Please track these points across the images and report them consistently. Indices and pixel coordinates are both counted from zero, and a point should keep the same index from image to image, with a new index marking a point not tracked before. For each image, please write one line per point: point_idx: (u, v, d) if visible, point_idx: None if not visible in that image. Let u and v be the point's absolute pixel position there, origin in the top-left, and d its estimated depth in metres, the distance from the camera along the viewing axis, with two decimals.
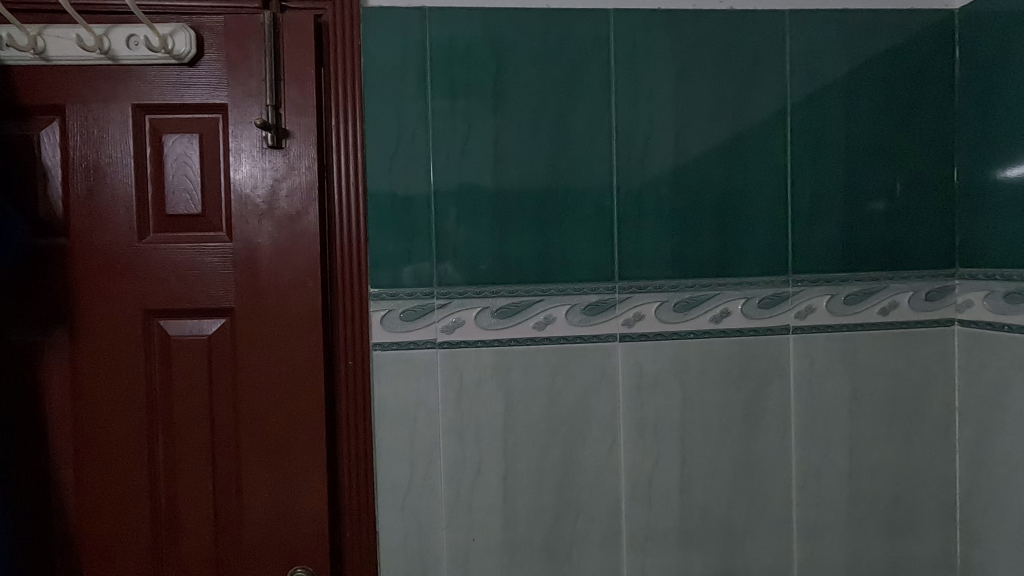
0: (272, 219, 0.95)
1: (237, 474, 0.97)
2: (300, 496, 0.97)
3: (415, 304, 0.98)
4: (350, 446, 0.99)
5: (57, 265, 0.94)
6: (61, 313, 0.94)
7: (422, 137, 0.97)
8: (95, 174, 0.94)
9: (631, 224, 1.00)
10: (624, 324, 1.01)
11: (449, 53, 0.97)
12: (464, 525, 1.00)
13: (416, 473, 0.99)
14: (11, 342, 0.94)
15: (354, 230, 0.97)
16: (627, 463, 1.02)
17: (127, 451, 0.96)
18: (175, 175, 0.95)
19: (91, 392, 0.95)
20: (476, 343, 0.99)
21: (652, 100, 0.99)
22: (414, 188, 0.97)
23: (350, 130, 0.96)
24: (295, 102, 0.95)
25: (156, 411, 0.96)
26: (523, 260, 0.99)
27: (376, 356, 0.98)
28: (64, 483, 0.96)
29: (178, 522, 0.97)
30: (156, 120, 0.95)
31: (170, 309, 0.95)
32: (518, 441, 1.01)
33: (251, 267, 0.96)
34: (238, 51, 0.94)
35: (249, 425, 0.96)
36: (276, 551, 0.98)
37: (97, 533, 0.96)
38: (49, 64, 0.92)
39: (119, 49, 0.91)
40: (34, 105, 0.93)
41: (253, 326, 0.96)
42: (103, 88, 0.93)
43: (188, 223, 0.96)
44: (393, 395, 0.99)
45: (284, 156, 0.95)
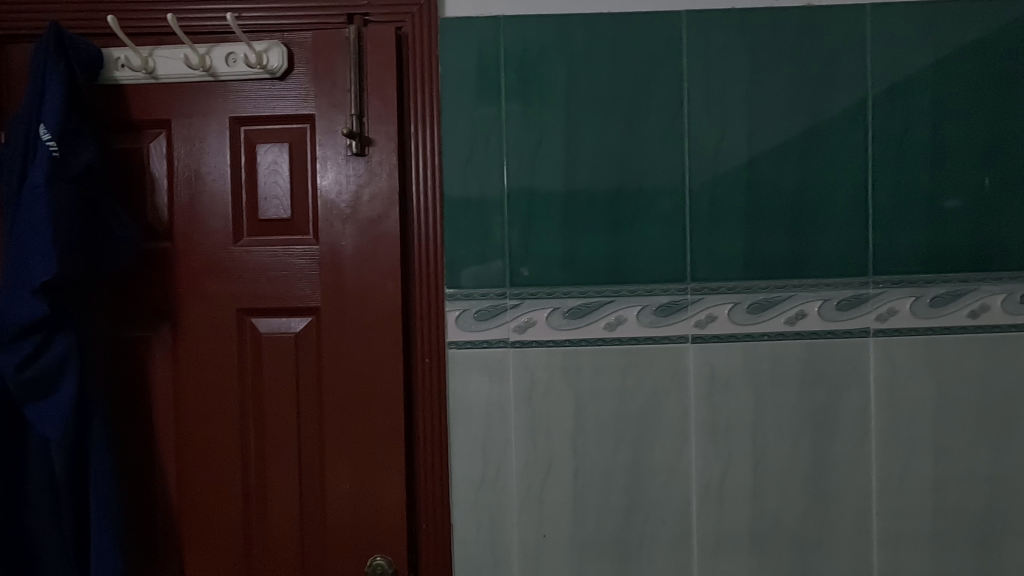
0: (355, 223, 1.00)
1: (322, 465, 1.03)
2: (380, 488, 1.02)
3: (488, 304, 1.01)
4: (426, 441, 1.02)
5: (162, 267, 1.02)
6: (166, 311, 1.02)
7: (497, 143, 1.00)
8: (195, 182, 1.01)
9: (703, 225, 1.00)
10: (696, 325, 1.01)
11: (522, 60, 0.99)
12: (534, 521, 1.03)
13: (489, 468, 1.02)
14: (122, 337, 1.03)
15: (431, 232, 1.01)
16: (698, 466, 1.02)
17: (221, 441, 1.03)
18: (266, 183, 1.02)
19: (190, 385, 1.02)
20: (548, 343, 1.01)
21: (725, 101, 0.99)
22: (488, 193, 1.00)
23: (428, 137, 1.00)
24: (377, 111, 1.00)
25: (248, 404, 1.03)
26: (595, 261, 1.01)
27: (451, 354, 1.02)
28: (167, 468, 1.04)
29: (266, 509, 1.03)
30: (250, 132, 1.02)
31: (262, 307, 1.02)
32: (588, 440, 1.02)
33: (335, 268, 1.01)
34: (324, 63, 0.99)
35: (333, 418, 1.02)
36: (357, 540, 1.02)
37: (194, 516, 1.03)
38: (158, 82, 1.00)
39: (219, 67, 0.99)
40: (143, 120, 1.01)
41: (336, 324, 1.01)
42: (204, 102, 1.00)
43: (279, 227, 1.02)
44: (467, 393, 1.02)
45: (367, 163, 1.00)
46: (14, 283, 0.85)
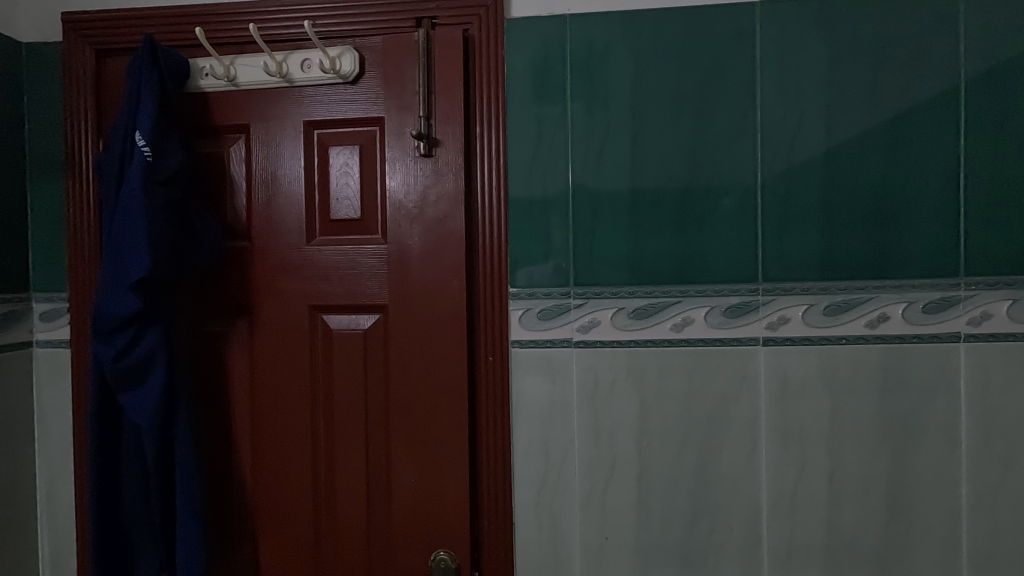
0: (421, 223, 1.02)
1: (388, 459, 1.05)
2: (444, 484, 1.03)
3: (552, 303, 1.01)
4: (489, 439, 1.03)
5: (240, 265, 1.07)
6: (244, 306, 1.07)
7: (562, 141, 1.00)
8: (272, 184, 1.06)
9: (777, 223, 0.96)
10: (768, 327, 0.97)
11: (588, 58, 0.99)
12: (597, 523, 1.02)
13: (551, 468, 1.02)
14: (203, 332, 1.08)
15: (496, 231, 1.01)
16: (768, 473, 0.98)
17: (293, 432, 1.07)
18: (338, 184, 1.05)
19: (265, 378, 1.07)
20: (613, 343, 1.00)
21: (800, 94, 0.95)
22: (553, 192, 1.00)
23: (493, 137, 1.01)
24: (444, 112, 1.01)
25: (318, 397, 1.07)
26: (661, 261, 0.99)
27: (515, 353, 1.02)
28: (243, 457, 1.09)
29: (335, 499, 1.07)
30: (323, 134, 1.05)
31: (333, 304, 1.05)
32: (653, 443, 1.00)
33: (402, 267, 1.03)
34: (394, 67, 1.02)
35: (398, 414, 1.04)
36: (421, 534, 1.04)
37: (268, 504, 1.08)
38: (238, 89, 1.05)
39: (295, 73, 1.02)
40: (225, 125, 1.06)
41: (403, 322, 1.03)
42: (280, 107, 1.05)
43: (349, 227, 1.05)
44: (530, 392, 1.02)
45: (433, 164, 1.02)
46: (113, 280, 0.91)
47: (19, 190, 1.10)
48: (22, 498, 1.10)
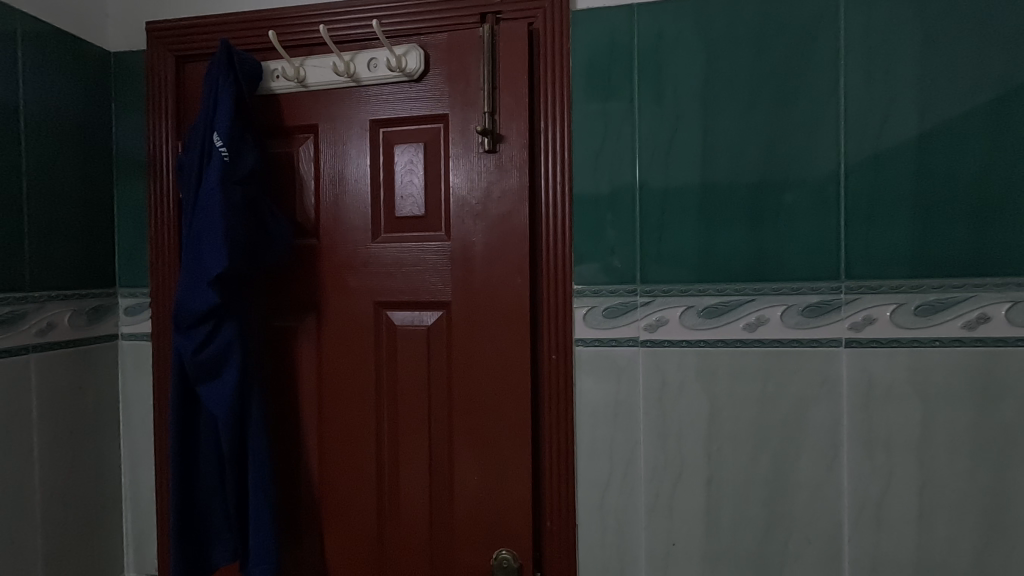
0: (485, 219, 1.02)
1: (451, 456, 1.05)
2: (507, 483, 1.02)
3: (617, 301, 0.99)
4: (552, 439, 1.01)
5: (308, 262, 1.09)
6: (312, 302, 1.10)
7: (629, 135, 0.97)
8: (339, 182, 1.08)
9: (862, 217, 0.90)
10: (851, 328, 0.91)
11: (657, 47, 0.95)
12: (664, 528, 0.98)
13: (616, 470, 0.99)
14: (273, 327, 1.12)
15: (560, 227, 1.00)
16: (851, 483, 0.92)
17: (359, 426, 1.09)
18: (402, 181, 1.06)
19: (331, 372, 1.09)
20: (681, 342, 0.96)
21: (890, 79, 0.89)
22: (619, 186, 0.98)
23: (558, 132, 0.99)
24: (508, 108, 1.00)
25: (382, 393, 1.08)
26: (734, 258, 0.94)
27: (579, 352, 1.00)
28: (310, 449, 1.11)
29: (399, 493, 1.08)
30: (388, 133, 1.06)
31: (397, 301, 1.06)
32: (724, 448, 0.96)
33: (466, 264, 1.03)
34: (459, 64, 1.02)
35: (461, 410, 1.04)
36: (483, 532, 1.04)
37: (333, 496, 1.10)
38: (308, 90, 1.07)
39: (362, 72, 1.03)
40: (295, 126, 1.09)
41: (466, 319, 1.03)
42: (347, 107, 1.06)
43: (413, 224, 1.06)
44: (594, 392, 1.00)
45: (497, 160, 1.01)
46: (193, 276, 0.95)
47: (107, 191, 1.16)
48: (109, 482, 1.17)
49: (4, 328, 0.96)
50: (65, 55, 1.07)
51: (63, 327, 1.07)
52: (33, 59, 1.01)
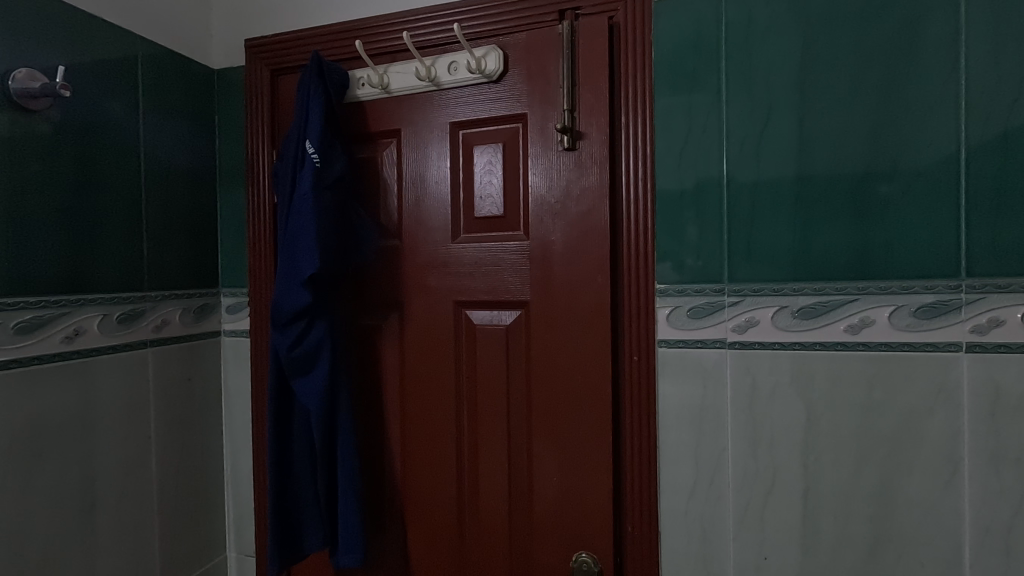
0: (564, 218, 1.01)
1: (530, 455, 1.05)
2: (586, 484, 1.01)
3: (703, 301, 0.94)
4: (633, 442, 0.99)
5: (391, 262, 1.13)
6: (395, 301, 1.13)
7: (717, 127, 0.93)
8: (420, 184, 1.10)
9: (986, 208, 0.81)
10: (972, 331, 0.82)
11: (747, 34, 0.91)
12: (756, 540, 0.93)
13: (701, 476, 0.95)
14: (359, 325, 1.16)
15: (642, 225, 0.97)
16: (972, 504, 0.83)
17: (440, 423, 1.11)
18: (481, 182, 1.07)
19: (413, 369, 1.12)
20: (773, 345, 0.91)
21: (1021, 53, 0.79)
22: (706, 181, 0.93)
23: (640, 127, 0.96)
24: (588, 104, 0.99)
25: (462, 390, 1.09)
26: (834, 254, 0.88)
27: (662, 353, 0.97)
28: (393, 444, 1.15)
29: (478, 490, 1.09)
30: (468, 135, 1.08)
31: (477, 300, 1.07)
32: (822, 458, 0.89)
33: (545, 263, 1.02)
34: (538, 62, 1.01)
35: (540, 410, 1.03)
36: (563, 534, 1.03)
37: (416, 491, 1.13)
38: (391, 96, 1.11)
39: (442, 76, 1.06)
40: (379, 132, 1.13)
41: (545, 318, 1.02)
42: (428, 111, 1.09)
43: (492, 224, 1.07)
44: (677, 395, 0.96)
45: (577, 157, 1.00)
46: (288, 277, 1.00)
47: (211, 198, 1.26)
48: (213, 468, 1.26)
49: (127, 324, 1.06)
50: (175, 74, 1.17)
51: (175, 323, 1.17)
52: (148, 80, 1.10)
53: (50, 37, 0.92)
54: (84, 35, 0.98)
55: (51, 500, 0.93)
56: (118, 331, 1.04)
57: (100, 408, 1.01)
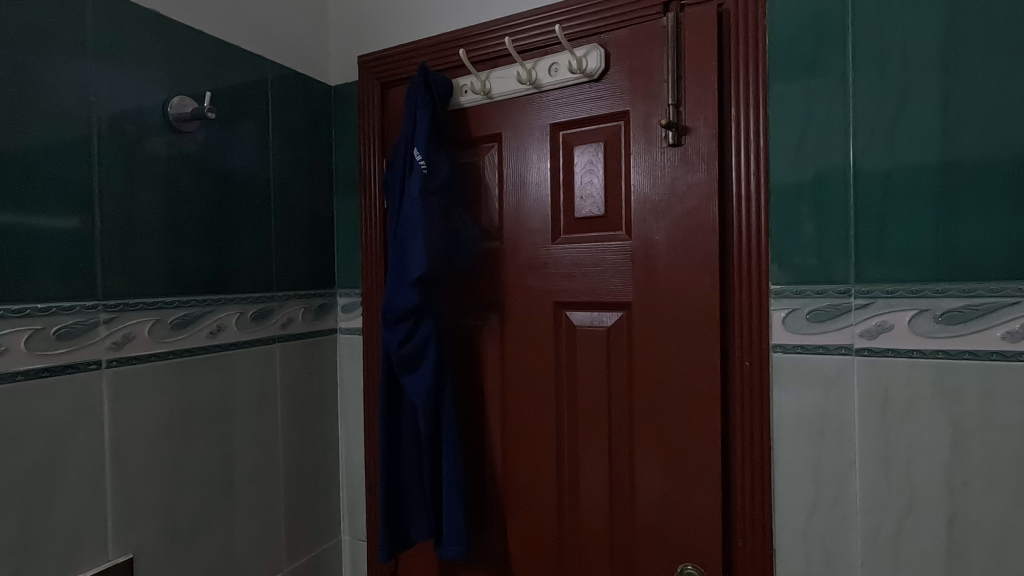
0: (668, 217, 0.97)
1: (632, 459, 1.03)
2: (692, 493, 0.97)
3: (825, 303, 0.87)
4: (745, 452, 0.93)
5: (492, 264, 1.15)
6: (496, 302, 1.15)
7: (841, 114, 0.85)
8: (520, 186, 1.12)
9: None
10: None
11: (879, 10, 0.83)
12: (888, 569, 0.84)
13: (823, 493, 0.88)
14: (462, 325, 1.20)
15: (755, 223, 0.91)
16: None
17: (540, 424, 1.11)
18: (581, 182, 1.06)
19: (514, 368, 1.14)
20: (910, 352, 0.82)
21: None
22: (830, 173, 0.86)
23: (753, 118, 0.91)
24: (695, 98, 0.95)
25: (562, 391, 1.09)
26: (987, 250, 0.77)
27: (777, 359, 0.90)
28: (494, 442, 1.17)
29: (579, 492, 1.08)
30: (568, 135, 1.08)
31: (577, 301, 1.07)
32: (972, 483, 0.79)
33: (648, 264, 0.99)
34: (640, 58, 0.99)
35: (643, 414, 1.01)
36: (666, 543, 0.99)
37: (517, 490, 1.14)
38: (492, 101, 1.14)
39: (543, 78, 1.06)
40: (481, 136, 1.16)
41: (649, 320, 1.00)
42: (528, 113, 1.10)
43: (593, 224, 1.06)
44: (795, 404, 0.89)
45: (683, 154, 0.96)
46: (398, 278, 1.05)
47: (329, 206, 1.36)
48: (330, 457, 1.36)
49: (259, 321, 1.17)
50: (298, 93, 1.27)
51: (298, 321, 1.27)
52: (276, 100, 1.21)
53: (197, 69, 1.05)
54: (224, 63, 1.10)
55: (198, 477, 1.05)
56: (252, 328, 1.15)
57: (237, 397, 1.12)
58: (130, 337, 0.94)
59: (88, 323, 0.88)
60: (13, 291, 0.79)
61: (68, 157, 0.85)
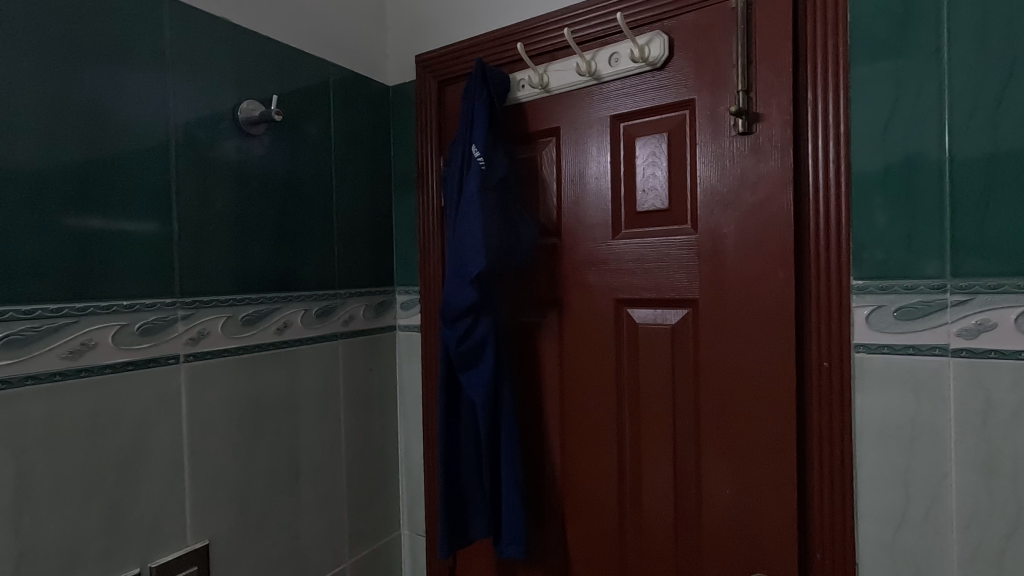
0: (738, 209, 0.93)
1: (698, 463, 0.98)
2: (765, 500, 0.92)
3: (916, 300, 0.80)
4: (824, 458, 0.87)
5: (550, 260, 1.14)
6: (555, 298, 1.13)
7: (935, 94, 0.78)
8: (579, 180, 1.09)
9: None
10: None
11: None
12: None
13: (914, 506, 0.81)
14: (520, 322, 1.19)
15: (834, 214, 0.85)
16: None
17: (601, 424, 1.09)
18: (643, 175, 1.02)
19: (573, 366, 1.11)
20: (1017, 354, 0.74)
21: None
22: (921, 158, 0.79)
23: (832, 101, 0.85)
24: (767, 82, 0.89)
25: (624, 390, 1.06)
26: None
27: (859, 360, 0.84)
28: (553, 440, 1.16)
29: (642, 495, 1.05)
30: (629, 127, 1.04)
31: (639, 298, 1.03)
32: None
33: (716, 258, 0.95)
34: (707, 43, 0.94)
35: (710, 416, 0.96)
36: (737, 551, 0.95)
37: (577, 490, 1.12)
38: (550, 94, 1.12)
39: (602, 69, 1.04)
40: (539, 131, 1.14)
41: (716, 318, 0.95)
42: (587, 106, 1.08)
43: (655, 218, 1.02)
44: (881, 409, 0.83)
45: (754, 142, 0.91)
46: (456, 275, 1.05)
47: (387, 205, 1.38)
48: (390, 452, 1.39)
49: (322, 318, 1.20)
50: (358, 94, 1.29)
51: (359, 318, 1.30)
52: (337, 102, 1.24)
53: (265, 74, 1.08)
54: (289, 67, 1.13)
55: (267, 468, 1.08)
56: (316, 325, 1.18)
57: (303, 391, 1.16)
58: (205, 333, 0.98)
59: (167, 319, 0.92)
60: (101, 290, 0.83)
61: (149, 163, 0.89)
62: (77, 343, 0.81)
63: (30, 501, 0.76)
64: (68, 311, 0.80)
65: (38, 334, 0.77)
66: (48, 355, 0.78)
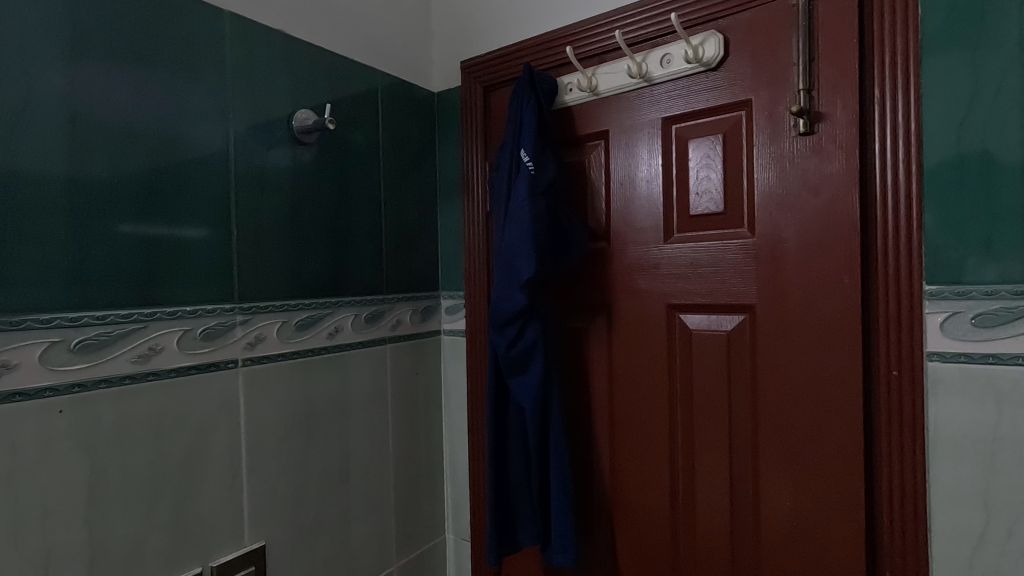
0: (798, 212, 0.90)
1: (755, 473, 0.95)
2: (829, 512, 0.88)
3: (996, 307, 0.76)
4: (893, 472, 0.83)
5: (599, 264, 1.12)
6: (604, 303, 1.12)
7: (1017, 90, 0.74)
8: (629, 183, 1.08)
9: None
10: None
11: None
12: None
13: (995, 525, 0.77)
14: (568, 327, 1.18)
15: (903, 216, 0.82)
16: None
17: (652, 431, 1.06)
18: (697, 177, 1.00)
19: (623, 372, 1.10)
20: None
21: None
22: (1002, 157, 0.75)
23: (901, 99, 0.81)
24: (831, 80, 0.86)
25: (676, 397, 1.04)
26: None
27: (933, 369, 0.80)
28: (602, 447, 1.14)
29: (696, 504, 1.02)
30: (681, 129, 1.02)
31: (692, 303, 1.01)
32: None
33: (775, 263, 0.92)
34: (765, 41, 0.92)
35: (769, 425, 0.93)
36: (798, 565, 0.91)
37: (627, 498, 1.10)
38: (599, 97, 1.11)
39: (654, 71, 1.02)
40: (588, 134, 1.13)
41: (775, 324, 0.92)
42: (638, 108, 1.06)
43: (709, 222, 0.99)
44: (957, 421, 0.79)
45: (816, 143, 0.88)
46: (506, 280, 1.04)
47: (433, 210, 1.39)
48: (435, 455, 1.39)
49: (371, 323, 1.21)
50: (405, 101, 1.31)
51: (406, 323, 1.31)
52: (386, 109, 1.25)
53: (318, 83, 1.10)
54: (341, 76, 1.15)
55: (319, 471, 1.10)
56: (365, 329, 1.20)
57: (353, 395, 1.17)
58: (262, 338, 1.00)
59: (227, 324, 0.95)
60: (167, 296, 0.86)
61: (211, 172, 0.92)
62: (145, 347, 0.84)
63: (102, 499, 0.79)
64: (137, 316, 0.83)
65: (110, 338, 0.80)
66: (120, 358, 0.81)
